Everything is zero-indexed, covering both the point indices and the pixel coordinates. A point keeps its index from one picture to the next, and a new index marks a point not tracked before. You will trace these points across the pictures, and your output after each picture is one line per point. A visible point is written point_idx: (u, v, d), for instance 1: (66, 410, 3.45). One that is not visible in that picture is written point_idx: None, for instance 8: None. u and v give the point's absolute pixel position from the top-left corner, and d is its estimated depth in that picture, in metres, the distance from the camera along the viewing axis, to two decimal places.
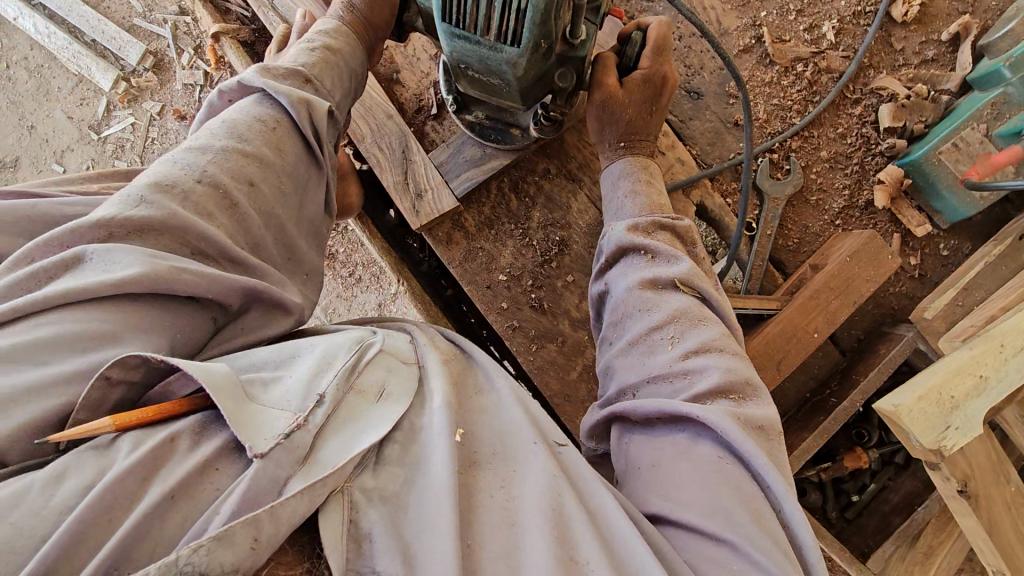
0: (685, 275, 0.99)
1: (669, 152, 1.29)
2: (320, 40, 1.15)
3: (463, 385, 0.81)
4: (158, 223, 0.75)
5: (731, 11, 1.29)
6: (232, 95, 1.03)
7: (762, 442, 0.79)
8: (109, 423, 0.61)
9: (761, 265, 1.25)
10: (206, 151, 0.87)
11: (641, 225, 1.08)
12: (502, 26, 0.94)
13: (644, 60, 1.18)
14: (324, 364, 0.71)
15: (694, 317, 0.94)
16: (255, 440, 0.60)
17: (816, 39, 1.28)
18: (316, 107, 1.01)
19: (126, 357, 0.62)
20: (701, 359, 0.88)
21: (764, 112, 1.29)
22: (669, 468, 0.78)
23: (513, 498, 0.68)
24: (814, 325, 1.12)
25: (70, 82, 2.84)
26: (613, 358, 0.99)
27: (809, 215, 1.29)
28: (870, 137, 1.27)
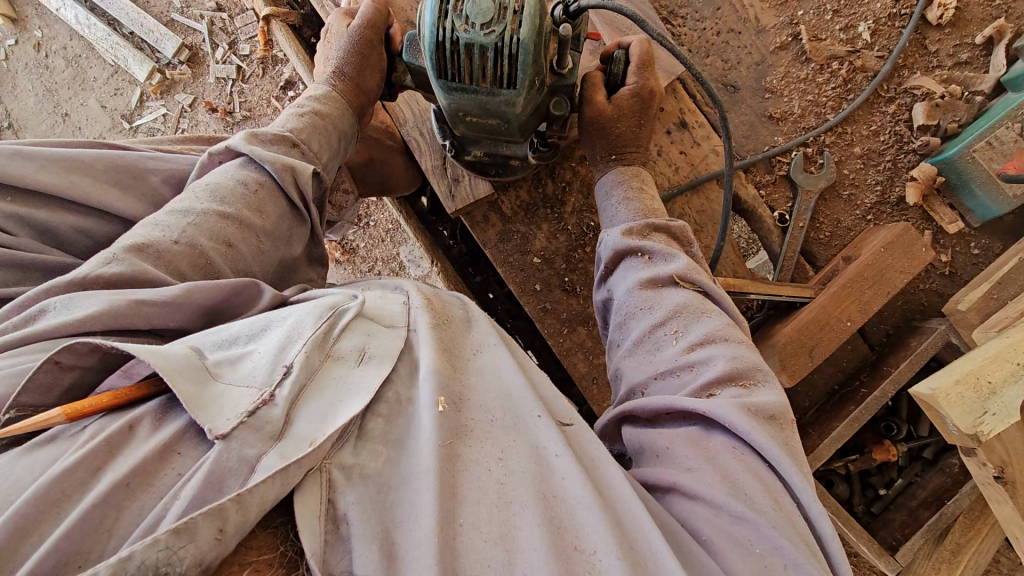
0: (682, 271, 1.01)
1: (705, 142, 1.31)
2: (311, 105, 1.19)
3: (459, 351, 0.83)
4: (126, 276, 0.78)
5: (769, 10, 1.33)
6: (222, 156, 1.05)
7: (774, 431, 0.78)
8: (59, 413, 0.63)
9: (792, 257, 1.27)
10: (187, 214, 0.90)
11: (635, 229, 1.10)
12: (496, 74, 0.96)
13: (629, 76, 1.20)
14: (291, 336, 0.74)
15: (695, 310, 0.96)
16: (215, 424, 0.61)
17: (851, 38, 1.31)
18: (301, 171, 1.05)
19: (76, 343, 0.64)
20: (706, 350, 0.88)
21: (799, 107, 1.33)
22: (683, 456, 0.78)
23: (516, 469, 0.69)
24: (847, 313, 1.14)
25: (106, 71, 2.90)
26: (623, 359, 1.00)
27: (842, 210, 1.32)
28: (903, 134, 1.30)
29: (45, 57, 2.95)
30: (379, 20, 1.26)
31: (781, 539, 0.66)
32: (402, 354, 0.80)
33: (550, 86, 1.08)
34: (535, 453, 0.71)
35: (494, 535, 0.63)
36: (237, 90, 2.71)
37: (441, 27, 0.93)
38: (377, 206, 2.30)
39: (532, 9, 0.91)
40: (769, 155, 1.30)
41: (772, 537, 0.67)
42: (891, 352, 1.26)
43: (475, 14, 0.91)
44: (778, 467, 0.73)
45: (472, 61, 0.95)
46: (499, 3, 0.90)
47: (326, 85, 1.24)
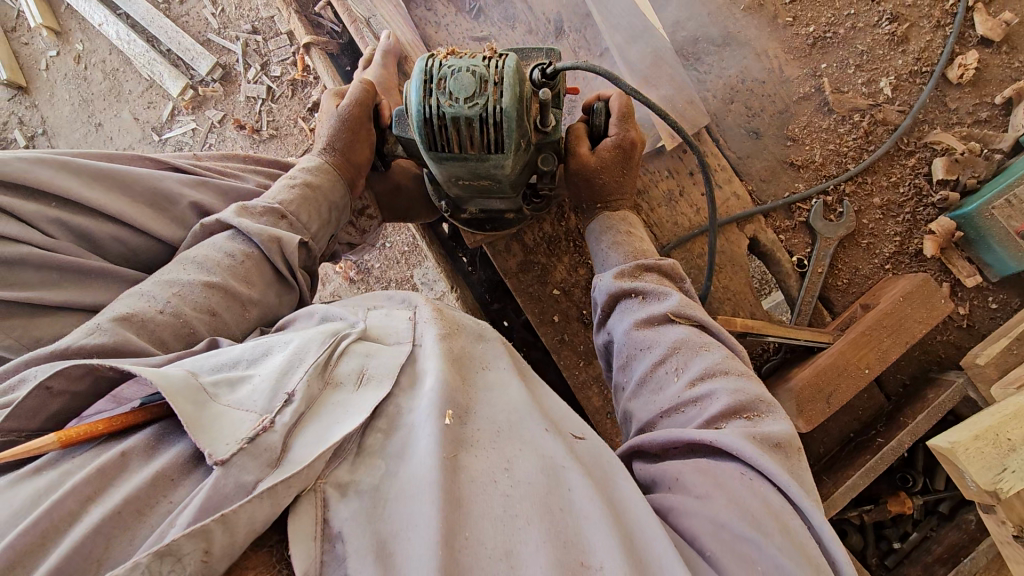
0: (678, 308, 1.02)
1: (726, 185, 1.32)
2: (302, 177, 1.21)
3: (467, 365, 0.88)
4: (110, 347, 0.82)
5: (794, 62, 1.35)
6: (211, 228, 1.10)
7: (781, 459, 0.79)
8: (54, 439, 0.68)
9: (810, 302, 1.29)
10: (173, 284, 0.96)
11: (626, 271, 1.12)
12: (483, 140, 1.01)
13: (611, 127, 1.20)
14: (296, 359, 0.78)
15: (695, 345, 0.97)
16: (216, 448, 0.64)
17: (873, 92, 1.34)
18: (287, 243, 1.10)
19: (69, 368, 0.70)
20: (707, 385, 0.90)
21: (820, 156, 1.35)
22: (691, 480, 0.78)
23: (522, 481, 0.72)
24: (865, 361, 1.14)
25: (141, 86, 3.00)
26: (629, 402, 1.00)
27: (860, 258, 1.32)
28: (923, 188, 1.31)
29: (84, 69, 3.05)
30: (369, 95, 1.29)
31: (783, 560, 0.66)
32: (405, 366, 0.84)
33: (536, 144, 1.13)
34: (540, 467, 0.74)
35: (498, 552, 0.65)
36: (266, 110, 2.80)
37: (427, 104, 0.99)
38: (396, 228, 2.33)
39: (512, 79, 0.97)
40: (789, 202, 1.31)
41: (774, 558, 0.66)
42: (907, 402, 1.26)
43: (459, 90, 0.97)
44: (785, 490, 0.74)
45: (460, 132, 1.00)
46: (479, 78, 0.96)
47: (319, 157, 1.26)
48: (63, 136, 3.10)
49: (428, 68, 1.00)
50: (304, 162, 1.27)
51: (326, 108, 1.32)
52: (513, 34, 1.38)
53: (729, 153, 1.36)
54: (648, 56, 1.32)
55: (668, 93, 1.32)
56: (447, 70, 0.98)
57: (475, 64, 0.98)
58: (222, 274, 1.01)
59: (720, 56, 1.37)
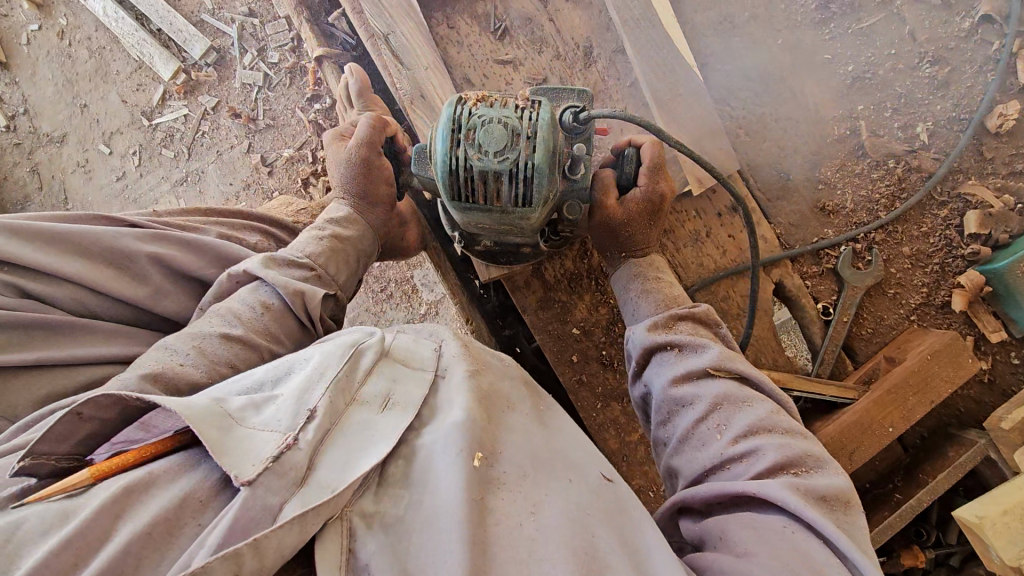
0: (716, 360, 0.96)
1: (755, 228, 1.28)
2: (330, 228, 1.19)
3: (494, 400, 0.84)
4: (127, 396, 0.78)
5: (829, 103, 1.35)
6: (239, 277, 1.04)
7: (828, 513, 0.75)
8: (87, 474, 0.66)
9: (834, 350, 1.25)
10: (198, 338, 0.91)
11: (659, 322, 1.07)
12: (511, 195, 0.96)
13: (640, 179, 1.13)
14: (317, 375, 0.75)
15: (739, 399, 0.91)
16: (241, 470, 0.63)
17: (909, 137, 1.31)
18: (311, 295, 1.05)
19: (99, 396, 0.69)
20: (751, 441, 0.85)
21: (851, 202, 1.32)
22: (734, 536, 0.75)
23: (547, 525, 0.69)
24: (889, 419, 1.13)
25: (130, 66, 2.85)
26: (672, 458, 0.94)
27: (885, 308, 1.31)
28: (954, 240, 1.28)
29: (68, 45, 2.88)
30: (378, 133, 1.24)
31: None
32: (428, 397, 0.82)
33: (563, 190, 1.09)
34: (564, 509, 0.72)
35: None
36: (262, 98, 2.68)
37: (454, 155, 0.95)
38: None
39: (546, 134, 0.94)
40: (816, 248, 1.29)
41: None
42: (925, 459, 1.26)
43: (489, 143, 0.93)
44: (832, 540, 0.70)
45: (487, 184, 0.96)
46: (512, 131, 0.92)
47: (344, 206, 1.24)
48: (44, 116, 2.94)
49: (456, 118, 0.96)
50: (328, 210, 1.24)
51: (332, 150, 1.27)
52: (543, 59, 1.32)
53: (759, 194, 1.34)
54: (674, 88, 1.26)
55: (697, 134, 1.26)
56: (476, 121, 0.94)
57: (507, 115, 0.94)
58: (245, 327, 0.96)
59: (751, 95, 1.37)
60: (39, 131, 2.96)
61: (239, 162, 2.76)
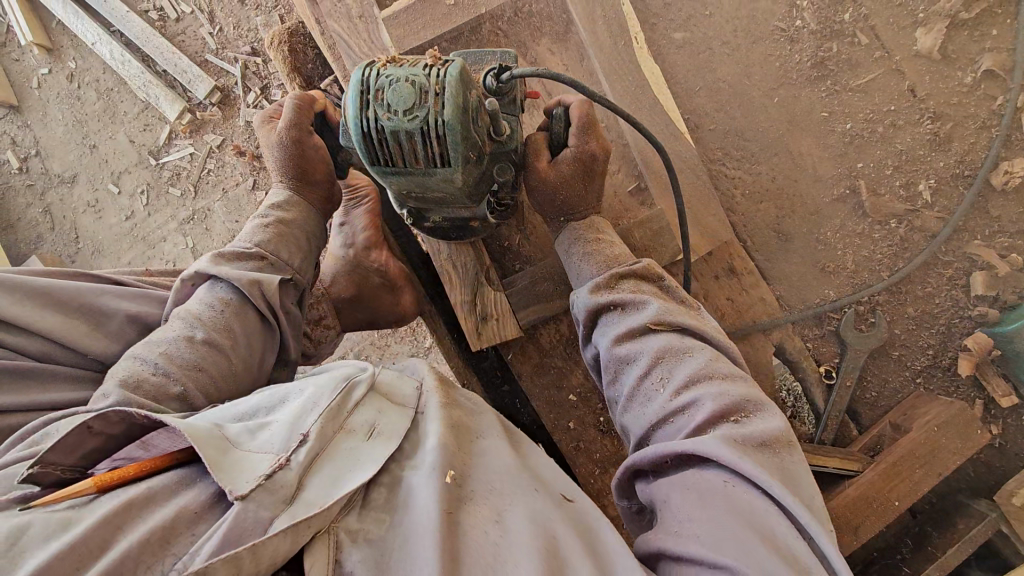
0: (656, 315, 0.93)
1: (753, 290, 1.27)
2: (274, 215, 1.18)
3: (470, 430, 0.83)
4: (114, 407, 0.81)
5: (828, 160, 1.34)
6: (193, 280, 1.06)
7: (766, 458, 0.72)
8: (90, 484, 0.67)
9: (837, 417, 1.24)
10: (162, 343, 0.94)
11: (601, 283, 1.03)
12: (428, 155, 0.93)
13: (571, 137, 1.09)
14: (309, 405, 0.76)
15: (679, 350, 0.89)
16: (238, 484, 0.65)
17: (912, 196, 1.30)
18: (266, 284, 1.07)
19: (110, 412, 0.72)
20: (691, 391, 0.82)
21: (853, 263, 1.32)
22: (679, 501, 0.72)
23: (513, 530, 0.69)
24: (895, 494, 1.10)
25: (137, 107, 2.89)
26: (622, 416, 0.91)
27: (891, 370, 1.30)
28: (960, 300, 1.28)
29: (78, 88, 2.93)
30: (306, 112, 1.19)
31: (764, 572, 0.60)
32: (411, 432, 0.81)
33: (492, 153, 1.05)
34: (531, 515, 0.71)
35: None
36: None
37: (364, 117, 0.92)
38: None
39: (452, 89, 0.89)
40: (819, 311, 1.30)
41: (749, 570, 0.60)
42: (937, 532, 1.23)
43: (396, 102, 0.90)
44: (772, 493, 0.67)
45: (402, 146, 0.93)
46: (417, 88, 0.89)
47: (284, 189, 1.22)
48: (55, 158, 2.99)
49: (364, 79, 0.93)
50: (270, 197, 1.22)
51: (267, 133, 1.23)
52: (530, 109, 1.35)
53: (756, 253, 1.35)
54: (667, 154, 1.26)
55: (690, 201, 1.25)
56: (384, 82, 0.92)
57: (415, 74, 0.91)
58: (206, 326, 0.98)
59: (746, 154, 1.35)
60: (50, 173, 3.01)
61: (244, 199, 2.78)
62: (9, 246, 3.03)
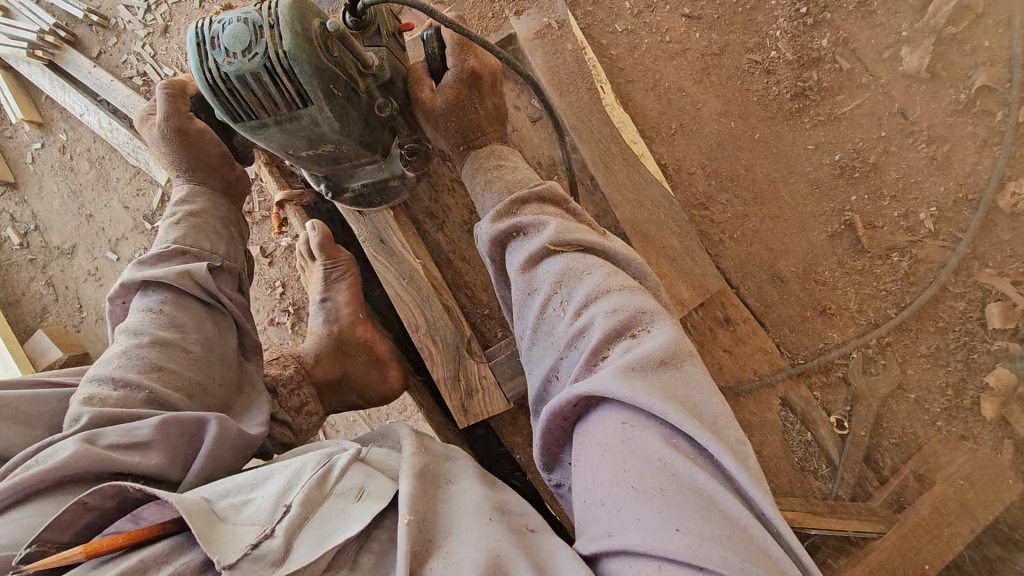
0: (556, 235, 0.88)
1: (752, 338, 1.24)
2: (186, 210, 1.16)
3: (434, 477, 0.78)
4: (93, 424, 0.79)
5: (819, 197, 1.30)
6: (122, 296, 1.04)
7: (662, 381, 0.66)
8: (80, 551, 0.63)
9: (854, 469, 1.19)
10: (114, 358, 0.91)
11: (502, 210, 0.96)
12: (284, 95, 0.89)
13: (448, 59, 1.06)
14: (297, 479, 0.74)
15: (578, 270, 0.83)
16: (224, 553, 0.62)
17: (913, 225, 1.26)
18: (197, 271, 1.05)
19: (104, 487, 0.67)
20: (588, 311, 0.76)
21: (856, 300, 1.28)
22: (588, 461, 0.65)
23: (467, 558, 0.62)
24: (921, 556, 1.10)
25: (129, 173, 2.87)
26: (531, 351, 0.85)
27: (909, 415, 1.24)
28: (977, 334, 1.22)
29: (70, 159, 2.95)
30: (179, 99, 1.14)
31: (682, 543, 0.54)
32: None
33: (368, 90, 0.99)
34: (486, 542, 0.65)
35: None
36: None
37: (207, 68, 0.88)
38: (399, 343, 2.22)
39: (287, 18, 0.84)
40: (826, 359, 1.26)
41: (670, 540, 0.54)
42: None
43: (234, 44, 0.86)
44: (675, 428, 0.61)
45: (253, 90, 0.89)
46: (251, 24, 0.85)
47: (186, 180, 1.19)
48: (53, 230, 3.01)
49: (199, 29, 0.88)
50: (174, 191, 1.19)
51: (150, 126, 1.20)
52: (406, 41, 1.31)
53: (752, 301, 1.31)
54: (647, 207, 1.24)
55: (674, 254, 1.23)
56: (217, 26, 0.87)
57: (247, 12, 0.87)
58: (150, 329, 0.95)
59: (727, 200, 1.34)
60: (51, 245, 3.03)
61: None
62: (16, 323, 3.06)
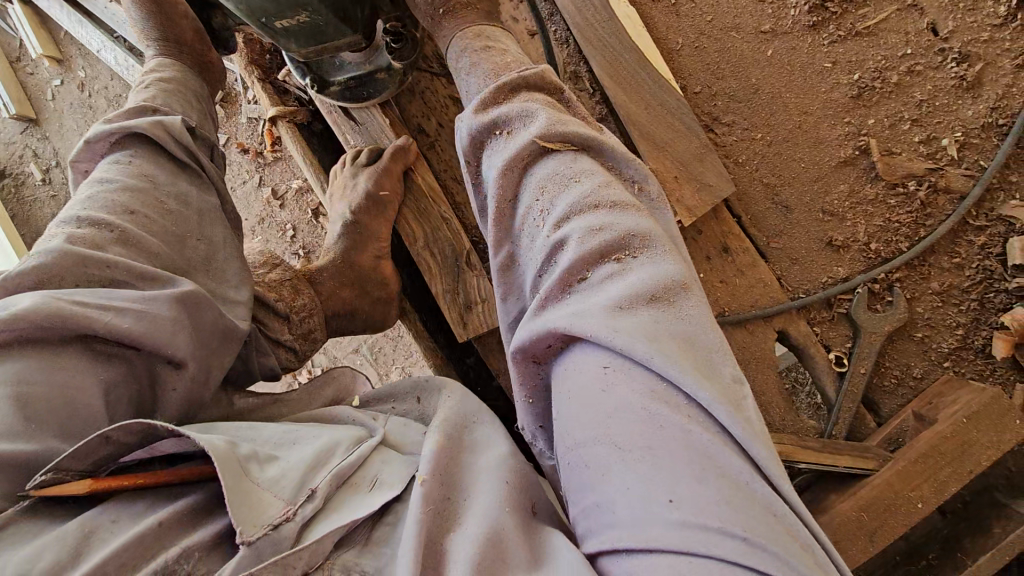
0: (543, 131, 0.82)
1: (750, 270, 1.23)
2: (158, 80, 1.18)
3: (460, 445, 0.80)
4: (58, 268, 0.77)
5: (831, 119, 1.24)
6: (89, 164, 1.04)
7: (649, 317, 0.65)
8: (87, 485, 0.66)
9: (850, 409, 1.16)
10: (89, 201, 0.90)
11: (486, 100, 0.90)
12: None
13: None
14: (323, 456, 0.75)
15: (565, 177, 0.78)
16: (246, 526, 0.62)
17: (934, 152, 1.21)
18: (170, 123, 1.05)
19: (129, 423, 0.66)
20: (568, 227, 0.73)
21: (867, 233, 1.22)
22: (575, 411, 0.64)
23: (477, 527, 0.64)
24: (917, 494, 1.04)
25: None
26: (508, 266, 0.83)
27: (913, 354, 1.20)
28: (995, 270, 1.17)
29: (90, 97, 2.95)
30: None
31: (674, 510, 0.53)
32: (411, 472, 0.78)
33: None
34: (496, 517, 0.66)
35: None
36: None
37: None
38: None
39: None
40: (828, 295, 1.20)
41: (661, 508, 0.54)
42: (968, 540, 1.10)
43: None
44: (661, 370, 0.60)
45: None
46: None
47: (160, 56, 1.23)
48: (70, 167, 3.03)
49: None
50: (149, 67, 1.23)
51: (129, 10, 1.27)
52: None
53: (755, 232, 1.25)
54: (658, 114, 1.21)
55: (683, 159, 1.20)
56: None
57: None
58: (119, 178, 0.94)
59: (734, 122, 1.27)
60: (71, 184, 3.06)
61: None
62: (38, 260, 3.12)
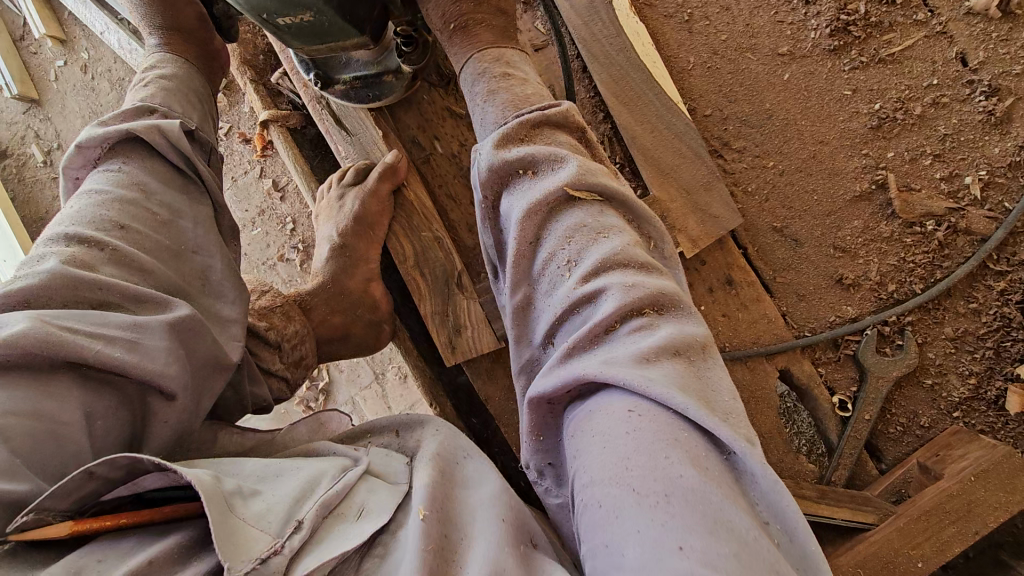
0: (575, 177, 0.79)
1: (755, 304, 1.17)
2: (155, 78, 1.12)
3: (449, 482, 0.75)
4: (47, 289, 0.71)
5: (846, 150, 1.21)
6: (78, 171, 0.98)
7: (680, 375, 0.62)
8: (67, 527, 0.60)
9: (852, 455, 1.12)
10: (79, 216, 0.85)
11: (510, 135, 0.87)
12: None
13: None
14: (309, 485, 0.70)
15: (594, 229, 0.76)
16: (234, 561, 0.57)
17: (955, 190, 1.17)
18: (168, 128, 0.99)
19: (115, 457, 0.61)
20: (600, 279, 0.71)
21: (879, 272, 1.18)
22: (589, 458, 0.59)
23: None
24: (918, 552, 1.00)
25: None
26: (525, 312, 0.80)
27: (920, 401, 1.17)
28: (1014, 317, 1.13)
29: (91, 79, 2.86)
30: None
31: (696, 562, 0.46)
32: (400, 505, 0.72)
33: None
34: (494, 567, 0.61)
35: None
36: None
37: None
38: None
39: None
40: (835, 335, 1.17)
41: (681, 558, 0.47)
42: None
43: None
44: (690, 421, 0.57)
45: None
46: None
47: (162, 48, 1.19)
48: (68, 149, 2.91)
49: None
50: (151, 61, 1.18)
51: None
52: None
53: (761, 265, 1.21)
54: (663, 137, 1.17)
55: (688, 186, 1.16)
56: None
57: None
58: (111, 189, 0.89)
59: (742, 149, 1.24)
60: None
61: None
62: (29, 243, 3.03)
